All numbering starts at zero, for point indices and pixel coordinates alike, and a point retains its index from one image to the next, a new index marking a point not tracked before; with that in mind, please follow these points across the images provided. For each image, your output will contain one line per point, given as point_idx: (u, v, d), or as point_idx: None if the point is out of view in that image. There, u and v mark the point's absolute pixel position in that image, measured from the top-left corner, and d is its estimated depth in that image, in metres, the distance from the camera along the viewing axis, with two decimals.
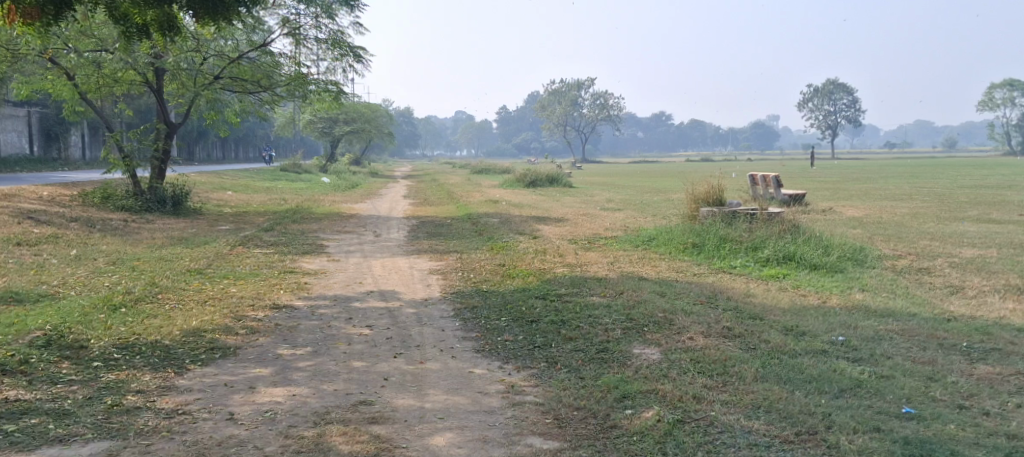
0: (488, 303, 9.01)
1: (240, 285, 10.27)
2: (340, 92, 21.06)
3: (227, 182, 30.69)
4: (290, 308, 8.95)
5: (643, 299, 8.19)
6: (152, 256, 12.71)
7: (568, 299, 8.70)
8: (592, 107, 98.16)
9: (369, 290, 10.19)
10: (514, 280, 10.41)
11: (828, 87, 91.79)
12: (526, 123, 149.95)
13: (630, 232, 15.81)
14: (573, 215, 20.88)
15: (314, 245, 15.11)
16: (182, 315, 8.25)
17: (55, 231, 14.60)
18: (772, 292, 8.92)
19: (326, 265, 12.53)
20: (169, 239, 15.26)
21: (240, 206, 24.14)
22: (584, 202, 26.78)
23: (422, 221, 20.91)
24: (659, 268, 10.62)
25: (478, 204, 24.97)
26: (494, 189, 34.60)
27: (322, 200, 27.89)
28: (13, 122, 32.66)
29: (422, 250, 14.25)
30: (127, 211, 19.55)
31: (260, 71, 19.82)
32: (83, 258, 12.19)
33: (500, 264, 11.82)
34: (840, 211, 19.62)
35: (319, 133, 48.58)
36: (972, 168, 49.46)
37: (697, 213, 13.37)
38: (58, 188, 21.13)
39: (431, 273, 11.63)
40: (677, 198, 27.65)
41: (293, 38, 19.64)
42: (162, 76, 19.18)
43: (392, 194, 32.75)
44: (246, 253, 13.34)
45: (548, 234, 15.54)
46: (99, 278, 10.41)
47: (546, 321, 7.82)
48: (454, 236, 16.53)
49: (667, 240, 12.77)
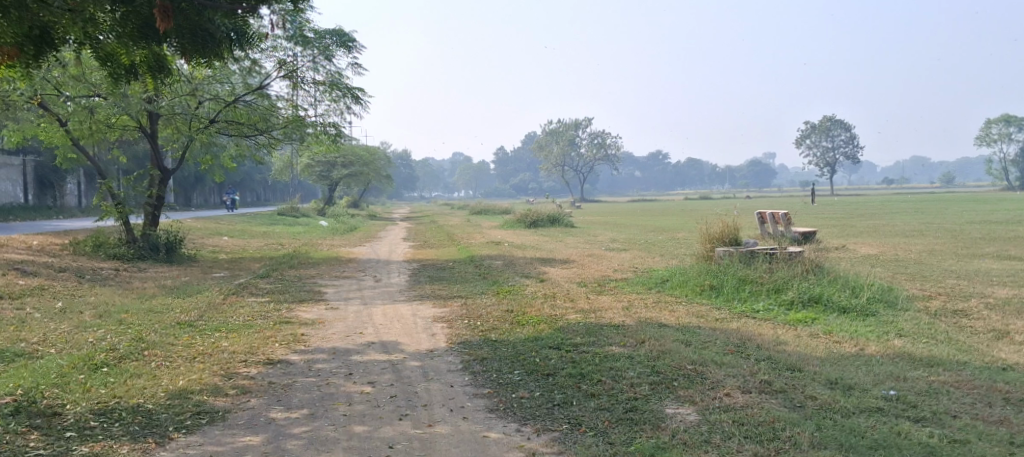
0: (497, 354, 8.39)
1: (233, 338, 9.62)
2: (339, 134, 20.61)
3: (224, 228, 30.20)
4: (285, 363, 8.31)
5: (668, 348, 7.58)
6: (141, 308, 12.09)
7: (585, 349, 8.07)
8: (591, 147, 98.21)
9: (370, 342, 9.55)
10: (525, 328, 9.79)
11: (824, 124, 92.07)
12: (524, 164, 150.21)
13: (641, 273, 15.24)
14: (578, 256, 20.36)
15: (312, 292, 14.51)
16: (168, 374, 7.60)
17: (42, 283, 14.01)
18: (803, 339, 8.32)
19: (324, 314, 11.90)
20: (160, 289, 14.66)
21: (236, 251, 23.59)
22: (587, 242, 26.25)
23: (423, 264, 20.37)
24: (678, 314, 10.01)
25: (481, 246, 24.44)
26: (495, 231, 34.09)
27: (320, 244, 27.34)
28: (7, 171, 32.20)
29: (424, 296, 13.64)
30: (119, 259, 18.98)
31: (257, 114, 19.39)
32: (67, 312, 11.56)
33: (507, 310, 11.21)
34: (853, 249, 19.07)
35: (318, 177, 48.25)
36: (974, 205, 49.21)
37: (713, 253, 12.83)
38: (50, 237, 20.60)
39: (435, 321, 11.01)
40: (683, 237, 27.16)
41: (290, 81, 19.25)
42: (157, 121, 18.75)
43: (391, 237, 32.29)
44: (240, 303, 12.71)
45: (555, 277, 14.97)
46: (82, 333, 9.76)
47: (563, 375, 7.20)
48: (457, 280, 15.93)
49: (682, 283, 12.19)
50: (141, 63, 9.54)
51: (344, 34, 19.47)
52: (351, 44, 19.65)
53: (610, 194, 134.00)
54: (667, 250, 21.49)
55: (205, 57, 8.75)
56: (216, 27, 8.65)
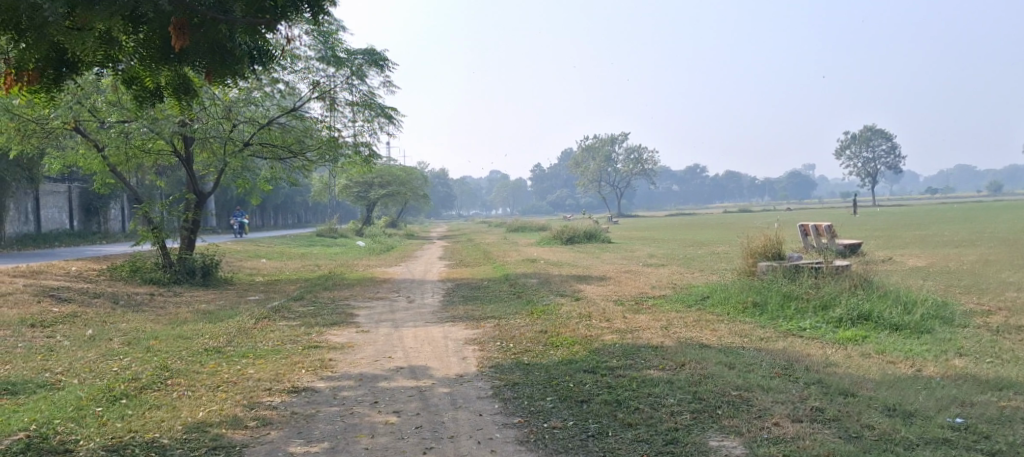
0: (530, 379, 8.00)
1: (259, 365, 9.38)
2: (373, 154, 20.45)
3: (262, 250, 30.29)
4: (310, 391, 8.03)
5: (710, 372, 7.14)
6: (171, 334, 11.94)
7: (621, 373, 7.65)
8: (627, 162, 97.48)
9: (398, 367, 9.23)
10: (559, 351, 9.39)
11: (866, 134, 90.22)
12: (561, 180, 149.80)
13: (681, 289, 14.73)
14: (615, 272, 19.90)
15: (344, 314, 14.29)
16: (188, 405, 7.40)
17: (76, 310, 13.98)
18: (855, 360, 7.81)
19: (354, 337, 11.62)
20: (193, 314, 14.54)
21: (272, 274, 23.56)
22: (624, 258, 25.71)
23: (458, 283, 20.08)
24: (721, 333, 9.53)
25: (516, 264, 24.11)
26: (531, 247, 33.68)
27: (356, 264, 27.23)
28: (52, 198, 32.73)
29: (457, 317, 13.30)
30: (155, 283, 18.99)
31: (292, 135, 19.36)
32: (97, 339, 11.45)
33: (541, 331, 10.82)
34: (902, 261, 18.33)
35: (355, 197, 48.38)
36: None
37: (756, 268, 12.32)
38: (89, 263, 20.75)
39: (467, 343, 10.66)
40: (723, 252, 26.49)
41: (324, 102, 19.17)
42: (192, 145, 18.81)
43: (427, 256, 32.09)
44: (270, 327, 12.50)
45: (591, 295, 14.54)
46: (108, 362, 9.62)
47: (598, 402, 6.80)
48: (491, 300, 15.56)
49: (723, 300, 11.69)
50: (164, 85, 9.43)
51: (376, 53, 19.38)
52: (383, 63, 19.55)
53: (649, 209, 132.80)
54: (706, 265, 20.91)
55: (224, 76, 8.57)
56: (235, 44, 8.52)
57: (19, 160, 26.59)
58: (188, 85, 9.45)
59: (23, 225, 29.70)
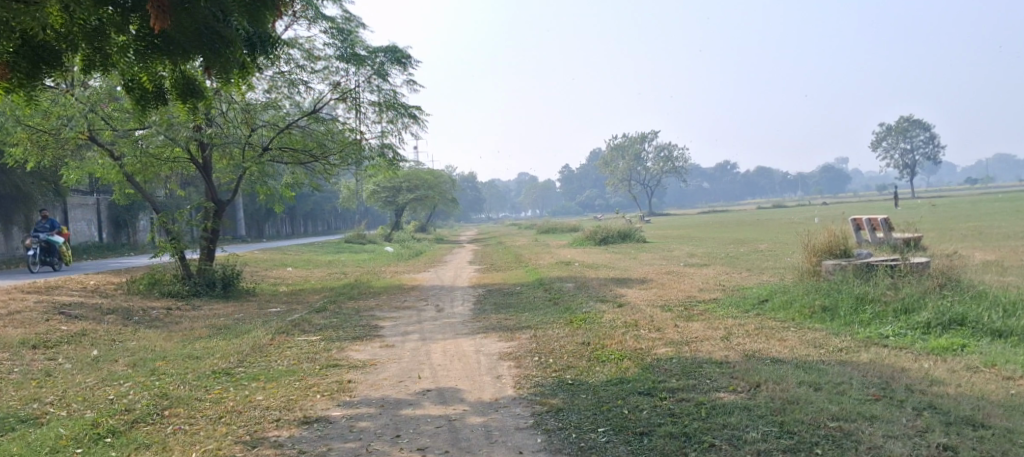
0: (576, 404, 6.92)
1: (269, 390, 8.36)
2: (397, 156, 19.42)
3: (288, 258, 29.56)
4: (323, 423, 6.99)
5: (795, 396, 5.99)
6: (180, 353, 10.98)
7: (684, 397, 6.51)
8: (658, 160, 95.76)
9: (426, 389, 8.18)
10: (607, 367, 8.28)
11: (902, 124, 87.70)
12: (590, 180, 148.27)
13: (733, 292, 13.52)
14: (655, 274, 18.78)
15: (369, 326, 13.30)
16: (182, 443, 6.42)
17: (85, 328, 13.11)
18: (962, 375, 6.64)
19: (378, 353, 10.57)
20: (208, 329, 13.59)
21: (297, 283, 22.70)
22: (663, 258, 24.44)
23: (490, 289, 19.07)
24: (791, 344, 8.35)
25: (549, 267, 23.07)
26: (563, 250, 32.48)
27: (383, 271, 26.31)
28: (81, 210, 32.24)
29: (490, 327, 12.22)
30: (174, 297, 18.19)
31: (313, 139, 18.49)
32: (100, 361, 10.51)
33: (585, 343, 9.74)
34: (967, 254, 16.95)
35: (383, 203, 47.54)
36: None
37: (822, 267, 11.12)
38: (108, 277, 20.00)
39: (502, 358, 9.58)
40: (768, 249, 25.19)
41: (345, 103, 18.23)
42: (210, 153, 18.01)
43: (457, 260, 31.14)
44: (288, 343, 11.52)
45: (635, 300, 13.41)
46: (104, 388, 8.66)
47: (662, 435, 5.70)
48: (525, 307, 14.47)
49: (787, 304, 10.48)
50: (168, 87, 8.58)
51: (398, 50, 18.35)
52: (406, 60, 18.51)
53: (680, 207, 130.82)
54: (753, 264, 19.65)
55: (221, 64, 7.60)
56: (229, 26, 7.56)
57: (44, 172, 25.99)
58: (193, 84, 8.57)
59: (51, 238, 29.24)
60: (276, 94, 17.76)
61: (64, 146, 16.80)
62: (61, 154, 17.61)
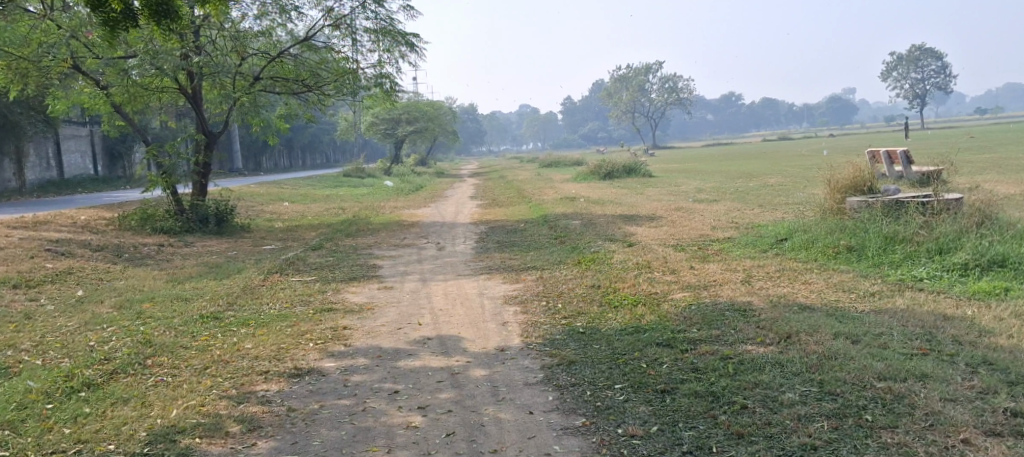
0: (589, 356, 6.38)
1: (259, 337, 7.82)
2: (395, 86, 18.55)
3: (287, 193, 28.93)
4: (316, 375, 6.46)
5: (832, 350, 5.43)
6: (169, 293, 10.46)
7: (707, 350, 5.95)
8: (662, 92, 94.10)
9: (426, 338, 7.66)
10: (621, 314, 7.76)
11: (913, 53, 85.68)
12: (592, 112, 146.39)
13: (747, 230, 12.91)
14: (664, 210, 18.16)
15: (367, 265, 12.77)
16: (164, 398, 5.82)
17: (72, 265, 12.56)
18: (1013, 323, 6.08)
19: (375, 296, 10.06)
20: (200, 268, 13.06)
21: (294, 218, 22.13)
22: (670, 193, 23.73)
23: (492, 226, 18.49)
24: (818, 288, 7.79)
25: (554, 203, 22.45)
26: (567, 184, 31.77)
27: (383, 206, 25.70)
28: (74, 142, 31.48)
29: (494, 268, 11.68)
30: (167, 233, 17.60)
31: (307, 69, 17.67)
32: (84, 302, 9.98)
33: (595, 287, 9.21)
34: (990, 189, 16.27)
35: (382, 135, 46.51)
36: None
37: (847, 204, 10.48)
38: (99, 212, 19.41)
39: (507, 303, 9.05)
40: (778, 183, 24.52)
41: (339, 30, 17.34)
42: (200, 84, 17.24)
43: (460, 195, 30.51)
44: (282, 284, 10.99)
45: (645, 238, 12.83)
46: (85, 334, 8.10)
47: (687, 393, 5.15)
48: (530, 246, 13.90)
49: (808, 244, 9.90)
50: (138, 7, 7.87)
51: None
52: None
53: (683, 140, 129.42)
54: (764, 200, 19.01)
55: None
56: None
57: (31, 102, 25.13)
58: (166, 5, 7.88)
59: (44, 171, 28.59)
60: (267, 21, 16.88)
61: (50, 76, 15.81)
62: (46, 83, 16.87)
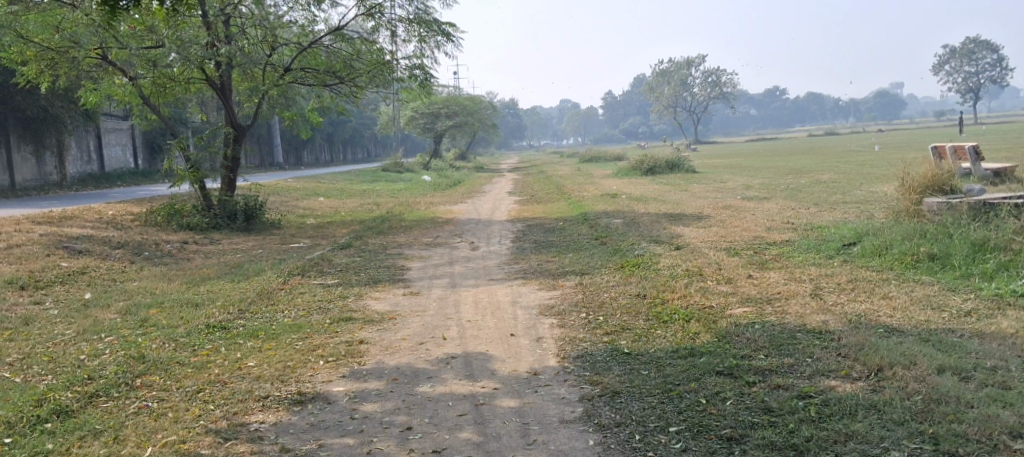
0: (638, 386, 5.42)
1: (266, 352, 7.01)
2: (431, 79, 17.64)
3: (322, 187, 28.37)
4: (321, 402, 5.63)
5: (941, 393, 4.43)
6: (181, 296, 9.71)
7: (781, 384, 4.98)
8: (705, 86, 92.11)
9: (450, 356, 6.77)
10: (670, 332, 6.78)
11: (967, 46, 82.49)
12: (633, 106, 144.47)
13: (807, 233, 11.78)
14: (712, 208, 17.06)
15: (395, 267, 11.94)
16: (141, 432, 5.08)
17: (87, 264, 11.89)
18: None
19: (400, 303, 9.19)
20: (220, 268, 12.33)
21: (326, 214, 21.47)
22: (717, 190, 22.57)
23: (529, 224, 17.56)
24: (901, 304, 6.71)
25: (595, 200, 21.46)
26: (608, 180, 30.73)
27: (418, 202, 24.95)
28: (115, 135, 31.26)
29: (529, 271, 10.74)
30: (193, 229, 16.96)
31: (339, 60, 16.85)
32: (89, 306, 9.26)
33: (640, 298, 8.23)
34: None
35: (422, 129, 45.86)
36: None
37: (925, 206, 9.36)
38: (127, 207, 18.90)
39: (543, 314, 8.13)
40: (833, 180, 23.17)
41: (372, 19, 16.51)
42: (229, 75, 16.39)
43: (497, 191, 29.68)
44: (301, 288, 10.18)
45: (694, 240, 11.79)
46: (78, 344, 7.36)
47: (760, 444, 4.21)
48: (569, 247, 12.96)
49: (881, 251, 8.78)
50: None
51: None
52: None
53: (726, 134, 127.02)
54: (821, 198, 17.80)
55: None
56: None
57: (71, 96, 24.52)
58: None
59: (84, 164, 28.40)
60: (299, 10, 16.05)
61: (80, 67, 15.32)
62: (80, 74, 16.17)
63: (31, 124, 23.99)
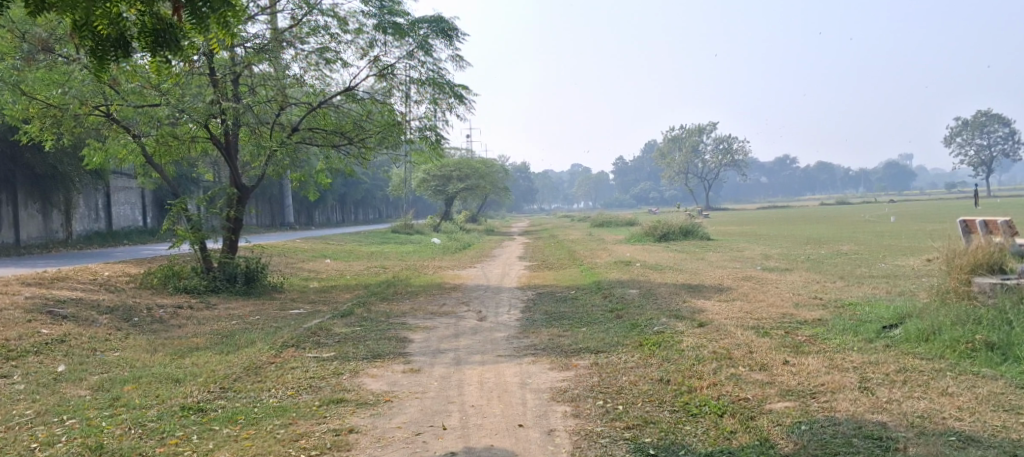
0: None
1: (242, 443, 6.20)
2: (443, 141, 17.13)
3: (328, 249, 27.73)
4: None
5: None
6: (161, 370, 8.91)
7: None
8: (717, 153, 92.02)
9: (450, 453, 5.96)
10: (701, 429, 5.95)
11: (979, 119, 82.08)
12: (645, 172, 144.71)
13: (840, 311, 10.94)
14: (731, 280, 16.27)
15: (395, 339, 11.12)
16: None
17: (68, 331, 11.11)
18: None
19: (398, 382, 8.38)
20: (210, 337, 11.53)
21: (330, 277, 20.75)
22: (735, 260, 21.84)
23: (540, 292, 16.78)
24: (968, 404, 5.88)
25: (608, 267, 20.70)
26: (620, 246, 30.06)
27: (426, 266, 24.22)
28: (124, 194, 30.89)
29: (540, 347, 9.90)
30: (190, 292, 16.26)
31: (349, 121, 16.37)
32: (60, 381, 8.47)
33: (664, 384, 7.39)
34: None
35: (433, 192, 45.44)
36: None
37: (976, 286, 8.65)
38: (124, 268, 18.25)
39: (555, 400, 7.31)
40: (854, 252, 22.35)
41: (383, 79, 16.11)
42: (235, 134, 15.85)
43: (508, 255, 28.97)
44: (292, 363, 9.36)
45: (717, 317, 10.96)
46: (35, 430, 6.58)
47: None
48: (582, 319, 12.15)
49: (929, 336, 7.94)
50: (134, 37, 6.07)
51: (445, 21, 15.74)
52: (452, 33, 15.87)
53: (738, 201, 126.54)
54: (845, 271, 16.97)
55: None
56: None
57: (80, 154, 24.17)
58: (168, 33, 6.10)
59: (91, 222, 27.92)
60: (310, 70, 15.60)
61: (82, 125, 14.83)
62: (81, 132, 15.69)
63: (39, 181, 23.60)
